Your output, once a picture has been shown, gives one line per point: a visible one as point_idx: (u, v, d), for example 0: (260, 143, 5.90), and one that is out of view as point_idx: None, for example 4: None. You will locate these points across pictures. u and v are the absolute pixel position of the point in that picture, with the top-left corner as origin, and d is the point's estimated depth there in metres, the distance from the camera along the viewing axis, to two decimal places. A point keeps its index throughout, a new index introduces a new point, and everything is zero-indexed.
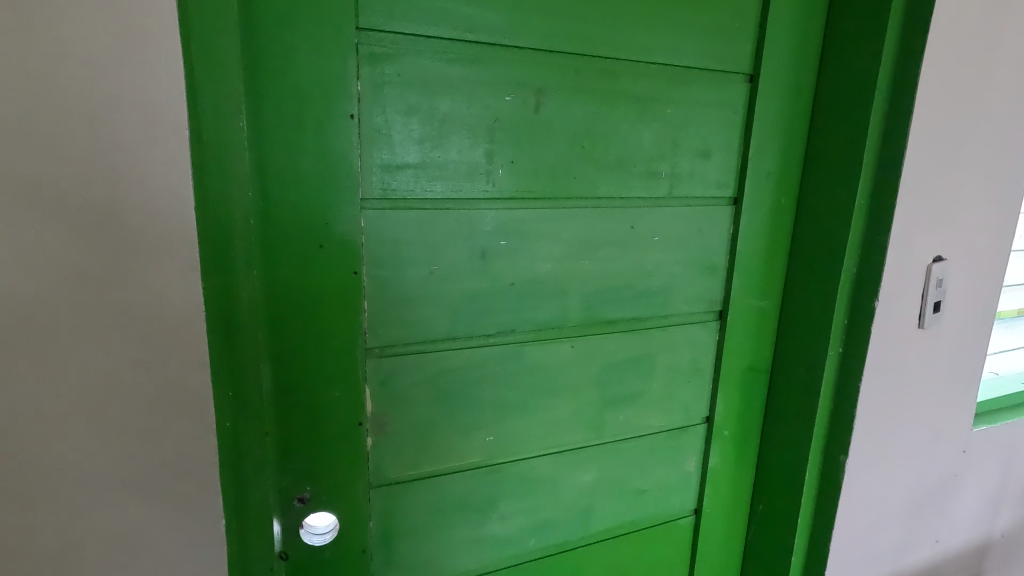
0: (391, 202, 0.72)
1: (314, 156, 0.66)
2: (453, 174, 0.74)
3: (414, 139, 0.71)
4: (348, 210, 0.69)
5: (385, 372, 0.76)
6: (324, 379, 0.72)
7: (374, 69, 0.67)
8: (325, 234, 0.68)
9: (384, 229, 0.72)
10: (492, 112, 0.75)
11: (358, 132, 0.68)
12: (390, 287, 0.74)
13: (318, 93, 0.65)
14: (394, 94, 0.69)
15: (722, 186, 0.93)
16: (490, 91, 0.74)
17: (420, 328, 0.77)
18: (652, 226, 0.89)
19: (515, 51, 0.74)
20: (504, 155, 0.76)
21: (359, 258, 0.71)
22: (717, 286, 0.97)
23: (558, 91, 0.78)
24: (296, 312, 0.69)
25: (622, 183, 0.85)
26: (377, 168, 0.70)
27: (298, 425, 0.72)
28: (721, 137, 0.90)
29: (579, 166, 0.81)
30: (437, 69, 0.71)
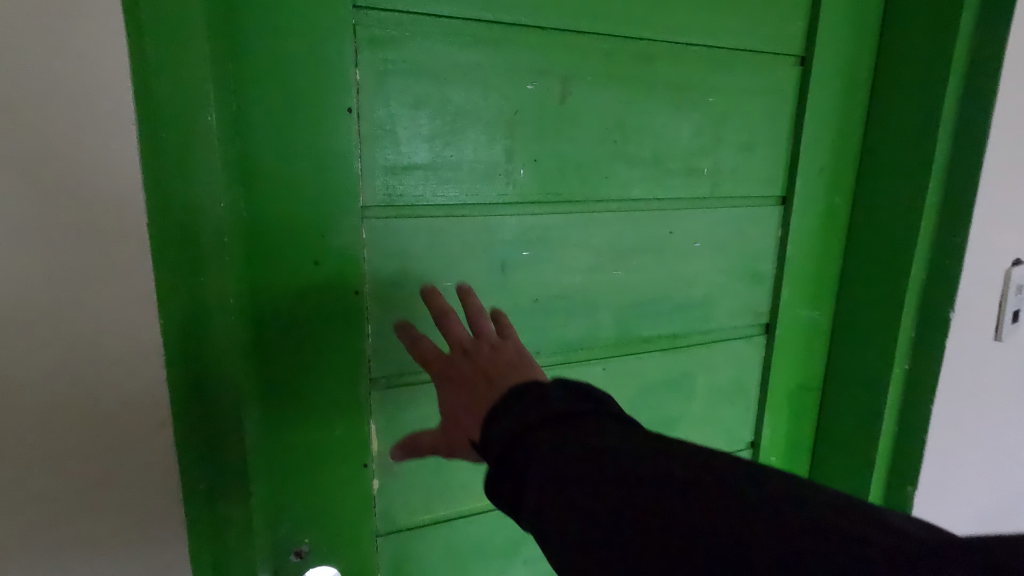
0: (396, 208, 0.62)
1: (305, 156, 0.56)
2: (467, 176, 0.64)
3: (422, 135, 0.61)
4: (348, 218, 0.59)
5: (394, 403, 0.66)
6: (322, 415, 0.63)
7: (372, 53, 0.58)
8: (321, 248, 0.59)
9: (391, 240, 0.62)
10: (510, 103, 0.64)
11: (357, 129, 0.58)
12: (399, 307, 0.64)
13: (307, 82, 0.55)
14: (398, 83, 0.59)
15: (770, 183, 0.82)
16: (509, 79, 0.64)
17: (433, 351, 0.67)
18: (691, 230, 0.78)
19: (537, 32, 0.64)
20: (526, 153, 0.66)
21: (362, 275, 0.61)
22: (764, 296, 0.87)
23: (586, 78, 0.67)
24: (288, 339, 0.59)
25: (658, 182, 0.75)
26: (380, 171, 0.60)
27: (295, 469, 0.63)
28: (768, 128, 0.80)
29: (610, 163, 0.71)
30: (446, 55, 0.61)
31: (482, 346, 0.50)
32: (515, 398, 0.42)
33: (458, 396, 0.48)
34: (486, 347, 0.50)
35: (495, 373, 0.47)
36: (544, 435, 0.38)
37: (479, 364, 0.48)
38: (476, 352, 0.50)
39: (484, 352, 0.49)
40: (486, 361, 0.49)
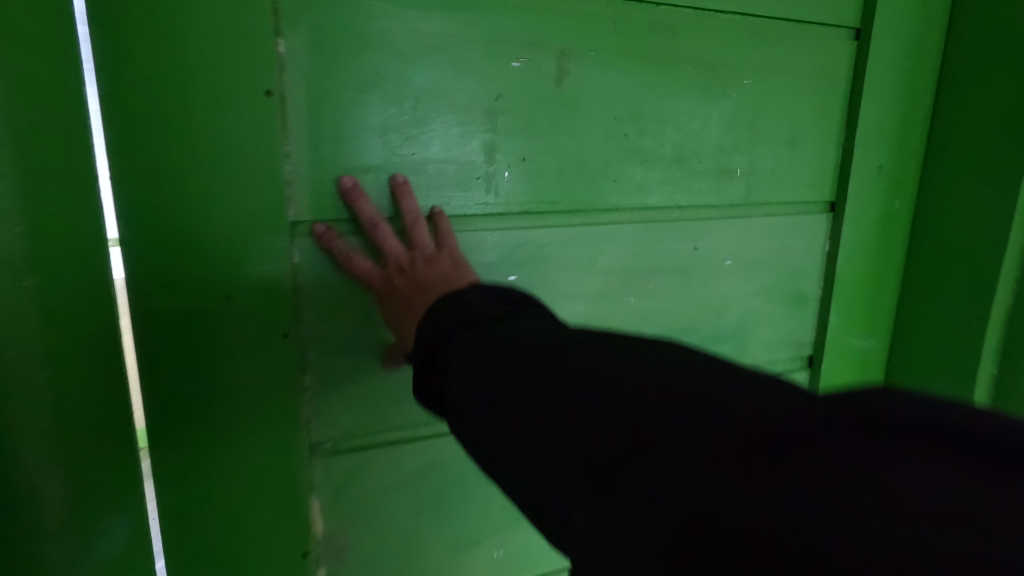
0: (338, 222, 0.47)
1: (209, 156, 0.42)
2: (435, 180, 0.50)
3: (374, 127, 0.47)
4: (272, 241, 0.45)
5: (343, 469, 0.52)
6: (247, 491, 0.49)
7: (300, 16, 0.43)
8: (236, 282, 0.44)
9: (333, 265, 0.47)
10: (490, 84, 0.50)
11: (282, 118, 0.44)
12: (346, 352, 0.50)
13: (208, 54, 0.41)
14: (336, 56, 0.44)
15: (817, 186, 0.67)
16: (488, 53, 0.49)
17: (394, 404, 0.53)
18: (721, 245, 0.63)
19: None
20: (512, 149, 0.52)
21: (294, 314, 0.46)
22: (807, 323, 0.71)
23: (588, 53, 0.52)
24: (196, 396, 0.45)
25: (680, 186, 0.59)
26: (316, 174, 0.46)
27: (211, 558, 0.49)
28: (816, 118, 0.64)
29: (620, 162, 0.56)
30: (403, 19, 0.46)
31: (417, 258, 0.47)
32: (438, 308, 0.39)
33: (401, 311, 0.47)
34: (421, 262, 0.47)
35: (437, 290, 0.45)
36: (464, 338, 0.36)
37: (417, 281, 0.46)
38: (411, 265, 0.47)
39: (423, 267, 0.47)
40: (424, 275, 0.46)
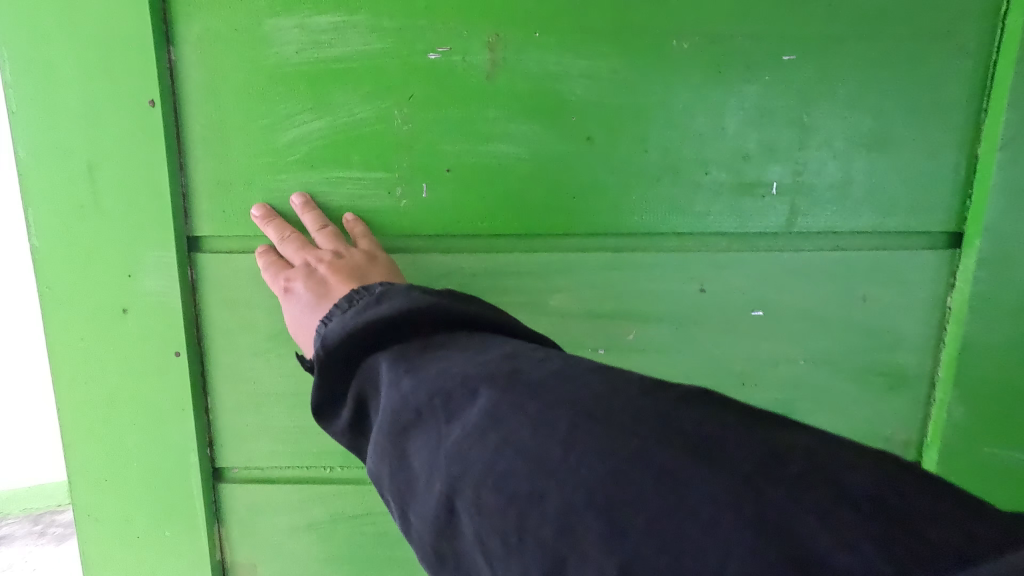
0: (236, 240, 0.44)
1: (102, 171, 0.42)
2: (339, 197, 0.43)
3: (268, 136, 0.42)
4: (159, 256, 0.43)
5: (246, 505, 0.50)
6: (149, 510, 0.49)
7: (187, 21, 0.40)
8: (129, 292, 0.44)
9: (228, 287, 0.45)
10: (400, 83, 0.41)
11: (170, 130, 0.42)
12: (243, 378, 0.47)
13: (96, 67, 0.40)
14: (227, 61, 0.41)
15: (926, 209, 0.44)
16: (397, 47, 0.41)
17: (296, 442, 0.49)
18: (744, 288, 0.45)
19: None
20: (430, 158, 0.43)
21: (186, 332, 0.45)
22: (906, 411, 0.48)
23: (530, 35, 0.41)
24: (99, 407, 0.46)
25: (675, 205, 0.44)
26: (210, 188, 0.43)
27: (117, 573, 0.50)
28: (922, 103, 0.42)
29: (579, 175, 0.43)
30: (295, 13, 0.40)
31: (339, 253, 0.40)
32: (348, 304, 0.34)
33: (299, 314, 0.39)
34: (335, 257, 0.40)
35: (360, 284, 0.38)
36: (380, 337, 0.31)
37: (322, 277, 0.39)
38: (323, 261, 0.40)
39: (346, 261, 0.40)
40: (334, 271, 0.39)
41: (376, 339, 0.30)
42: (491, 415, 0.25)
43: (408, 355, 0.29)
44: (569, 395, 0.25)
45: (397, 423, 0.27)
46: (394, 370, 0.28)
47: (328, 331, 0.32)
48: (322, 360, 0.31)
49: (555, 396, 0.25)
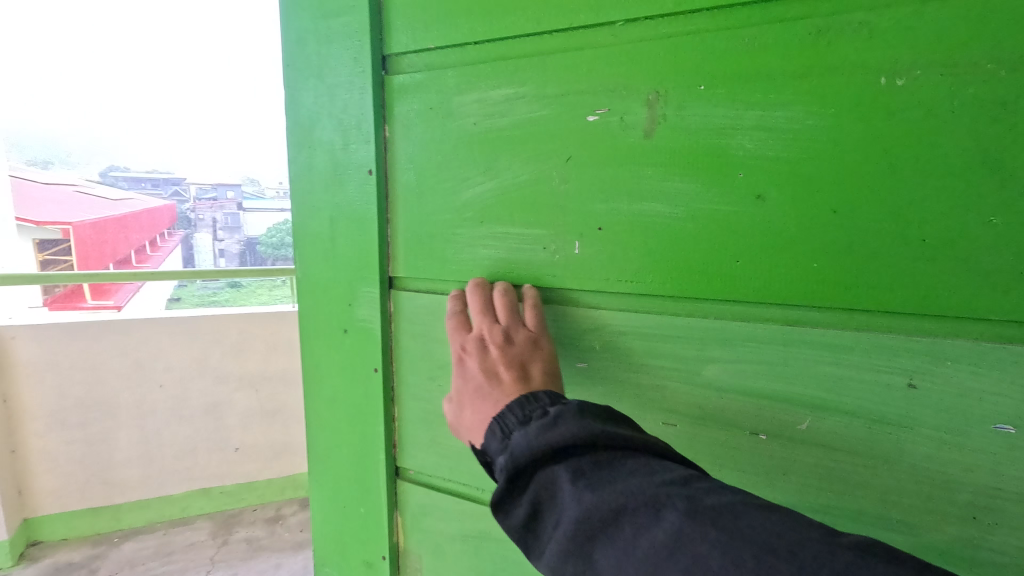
0: (421, 281, 0.53)
1: (338, 225, 0.54)
2: (502, 249, 0.48)
3: (449, 195, 0.49)
4: (368, 291, 0.54)
5: (417, 505, 0.58)
6: (352, 489, 0.61)
7: (400, 104, 0.50)
8: (347, 317, 0.56)
9: (412, 320, 0.53)
10: (562, 145, 0.43)
11: (383, 191, 0.52)
12: (420, 397, 0.55)
13: (339, 146, 0.53)
14: (426, 133, 0.49)
15: None
16: (562, 111, 0.43)
17: (457, 462, 0.55)
18: (985, 392, 0.34)
19: (608, 31, 0.41)
20: (584, 217, 0.44)
21: (380, 353, 0.55)
22: None
23: (693, 88, 0.38)
24: (325, 401, 0.60)
25: (862, 283, 0.35)
26: (407, 237, 0.52)
27: (331, 531, 0.64)
28: None
29: (748, 237, 0.38)
30: (476, 90, 0.46)
31: (507, 336, 0.40)
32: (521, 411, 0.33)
33: (459, 391, 0.40)
34: (505, 343, 0.40)
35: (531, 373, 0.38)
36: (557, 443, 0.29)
37: (487, 362, 0.39)
38: (494, 343, 0.40)
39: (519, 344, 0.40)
40: (501, 360, 0.39)
41: (562, 455, 0.29)
42: (678, 538, 0.24)
43: (591, 466, 0.28)
44: (752, 526, 0.24)
45: (591, 527, 0.26)
46: (579, 480, 0.28)
47: (517, 437, 0.31)
48: (510, 468, 0.30)
49: (743, 528, 0.23)
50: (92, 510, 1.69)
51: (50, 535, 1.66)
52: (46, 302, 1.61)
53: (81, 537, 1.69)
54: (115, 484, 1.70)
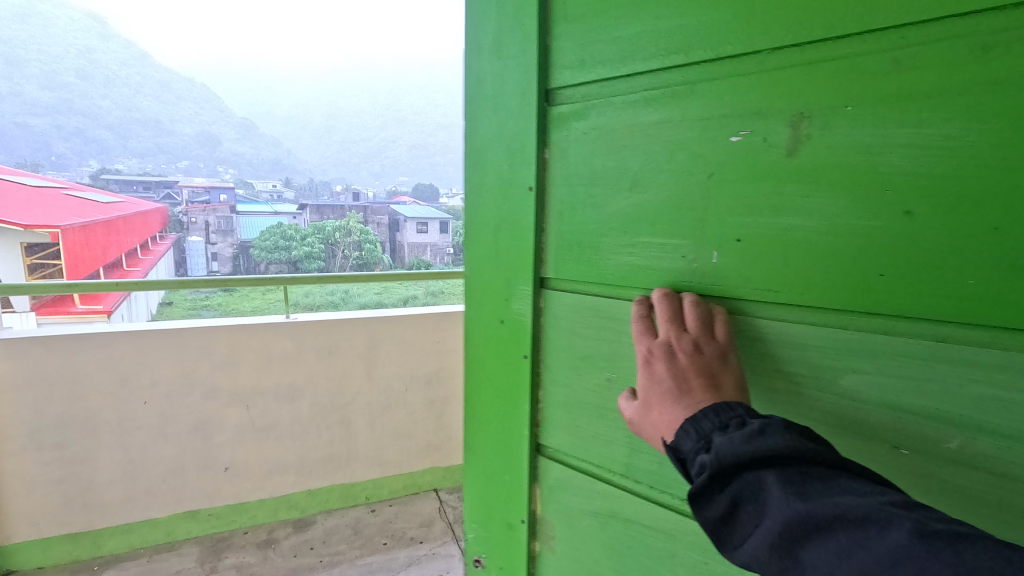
0: (597, 280, 0.70)
1: (520, 229, 0.77)
2: (652, 249, 0.63)
3: (597, 211, 0.69)
4: (523, 289, 0.78)
5: (554, 479, 0.81)
6: (502, 458, 0.88)
7: (557, 131, 0.73)
8: (504, 312, 0.82)
9: (594, 305, 0.71)
10: (703, 163, 0.58)
11: (546, 200, 0.74)
12: (562, 384, 0.77)
13: (520, 167, 0.76)
14: (587, 152, 0.69)
15: None
16: (706, 136, 0.57)
17: (594, 446, 0.75)
18: None
19: (749, 65, 0.54)
20: (729, 223, 0.57)
21: (530, 345, 0.79)
22: None
23: (840, 109, 0.48)
24: (523, 365, 0.81)
25: (978, 276, 0.43)
26: (576, 239, 0.72)
27: (485, 496, 0.92)
28: None
29: (880, 235, 0.47)
30: (630, 115, 0.64)
31: (696, 350, 0.54)
32: (722, 421, 0.47)
33: (655, 387, 0.53)
34: (694, 356, 0.53)
35: (715, 385, 0.51)
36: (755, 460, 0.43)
37: (680, 368, 0.53)
38: (685, 356, 0.53)
39: (702, 359, 0.53)
40: (695, 368, 0.53)
41: (757, 464, 0.43)
42: (859, 540, 0.37)
43: (795, 476, 0.42)
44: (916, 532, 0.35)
45: (802, 521, 0.39)
46: (778, 490, 0.41)
47: (721, 439, 0.45)
48: (716, 470, 0.44)
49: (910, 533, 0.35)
50: (72, 536, 2.41)
51: (26, 563, 2.36)
52: (31, 305, 2.29)
53: (62, 564, 2.40)
54: (97, 509, 2.44)
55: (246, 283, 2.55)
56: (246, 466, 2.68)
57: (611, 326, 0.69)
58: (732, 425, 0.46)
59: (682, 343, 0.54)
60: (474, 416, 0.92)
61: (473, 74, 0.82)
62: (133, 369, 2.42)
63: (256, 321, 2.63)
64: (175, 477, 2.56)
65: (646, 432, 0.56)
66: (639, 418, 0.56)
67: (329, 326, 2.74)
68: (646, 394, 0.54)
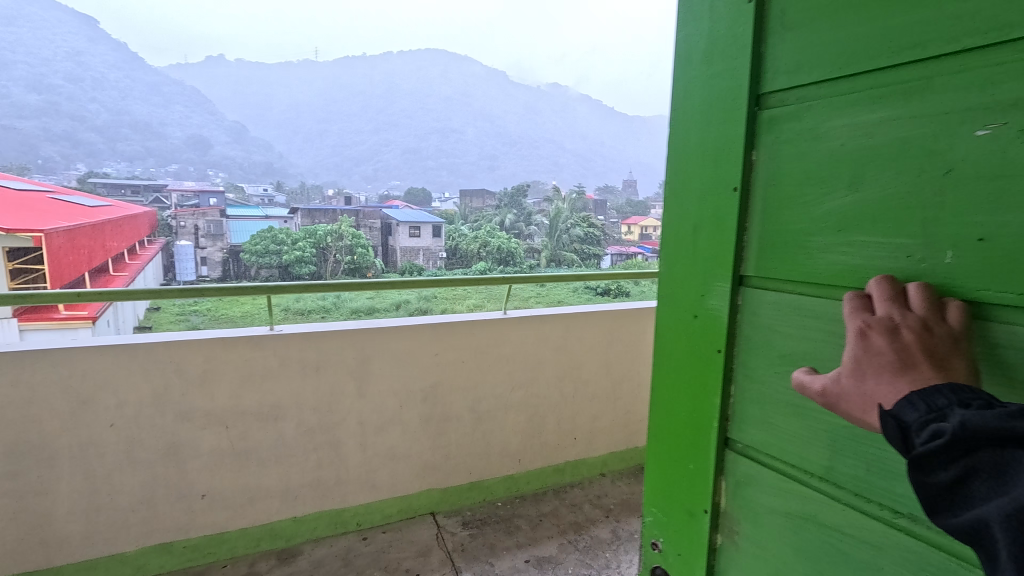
0: (800, 278, 0.67)
1: (713, 230, 0.77)
2: (868, 256, 0.58)
3: (810, 211, 0.65)
4: (722, 286, 0.76)
5: (743, 473, 0.77)
6: (686, 448, 0.85)
7: (766, 135, 0.70)
8: (699, 307, 0.81)
9: (801, 302, 0.67)
10: (940, 162, 0.52)
11: (744, 202, 0.73)
12: (759, 379, 0.73)
13: (723, 167, 0.75)
14: (794, 152, 0.66)
15: None
16: (942, 133, 0.52)
17: (792, 442, 0.69)
18: None
19: (1003, 55, 0.47)
20: (974, 224, 0.50)
21: (725, 335, 0.77)
22: None
23: None
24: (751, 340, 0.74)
25: None
26: (781, 241, 0.68)
27: (665, 484, 0.89)
28: None
29: None
30: (847, 114, 0.60)
31: (927, 327, 0.48)
32: (956, 399, 0.42)
33: (868, 361, 0.48)
34: (927, 334, 0.47)
35: (949, 367, 0.45)
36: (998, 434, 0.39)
37: (902, 341, 0.47)
38: (912, 332, 0.47)
39: (930, 340, 0.47)
40: (929, 344, 0.46)
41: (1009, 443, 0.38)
42: None
43: None
44: None
45: None
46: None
47: (964, 411, 0.41)
48: (955, 433, 0.40)
49: None
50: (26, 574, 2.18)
51: None
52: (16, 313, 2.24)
53: None
54: (55, 544, 2.21)
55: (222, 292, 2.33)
56: (224, 493, 2.47)
57: (818, 323, 0.64)
58: (977, 404, 0.41)
59: (910, 320, 0.48)
60: (654, 406, 0.91)
61: (680, 82, 0.82)
62: (99, 391, 2.20)
63: (238, 333, 2.42)
64: (146, 508, 2.34)
65: (846, 406, 0.50)
66: (835, 387, 0.50)
67: (315, 338, 2.53)
68: (856, 364, 0.49)
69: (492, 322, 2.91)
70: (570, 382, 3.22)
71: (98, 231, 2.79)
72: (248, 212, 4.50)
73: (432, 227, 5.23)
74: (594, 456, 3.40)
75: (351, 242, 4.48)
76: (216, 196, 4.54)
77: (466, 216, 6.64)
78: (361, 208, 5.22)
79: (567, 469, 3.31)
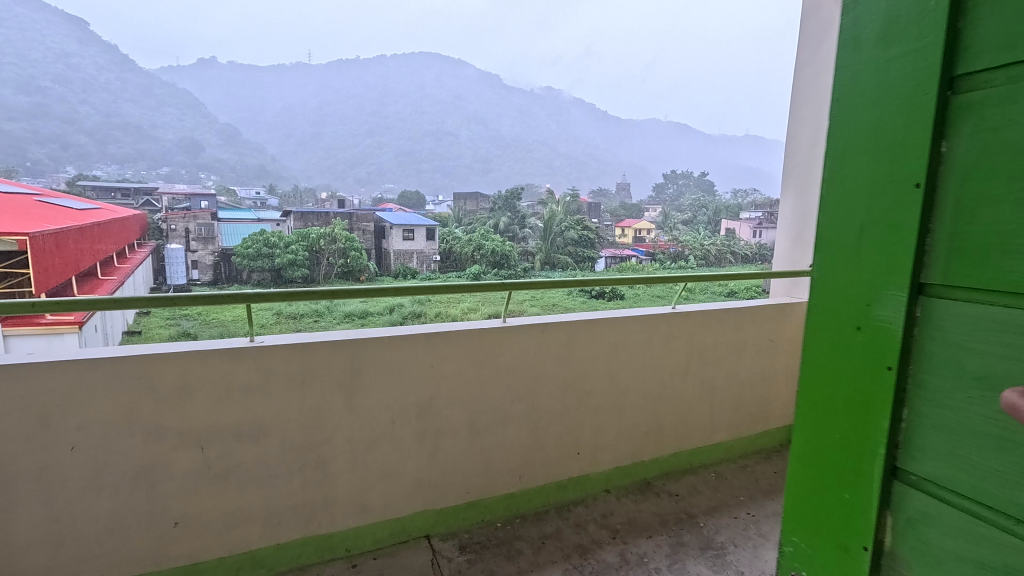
0: (999, 284, 0.61)
1: (888, 231, 0.72)
2: None
3: (1020, 207, 0.59)
4: (897, 294, 0.72)
5: (917, 507, 0.71)
6: (838, 475, 0.81)
7: (962, 121, 0.65)
8: (865, 317, 0.76)
9: (999, 311, 0.61)
10: None
11: (929, 199, 0.68)
12: (945, 405, 0.67)
13: (902, 161, 0.70)
14: (997, 141, 0.61)
15: None
16: None
17: (982, 475, 0.64)
18: None
19: None
20: None
21: (901, 355, 0.72)
22: None
23: None
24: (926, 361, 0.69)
25: None
26: (975, 238, 0.63)
27: (814, 514, 0.86)
28: None
29: None
30: None
31: None
32: None
33: None
34: None
35: None
36: None
37: None
38: None
39: None
40: None
41: None
42: None
43: None
44: None
45: None
46: None
47: None
48: None
49: None
50: None
51: None
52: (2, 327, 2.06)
53: None
54: None
55: (197, 300, 2.13)
56: (201, 518, 2.26)
57: (1022, 340, 0.58)
58: None
59: None
60: (802, 425, 0.88)
61: (851, 72, 0.78)
62: (59, 410, 1.98)
63: (216, 345, 2.22)
64: (114, 536, 2.13)
65: None
66: None
67: (301, 349, 2.33)
68: None
69: (491, 330, 2.73)
70: (573, 394, 3.04)
71: (86, 233, 2.54)
72: (240, 215, 4.09)
73: (425, 229, 5.11)
74: (598, 472, 3.22)
75: (345, 245, 4.22)
76: (207, 199, 4.09)
77: (458, 218, 6.39)
78: (356, 211, 4.90)
79: (570, 485, 3.13)
